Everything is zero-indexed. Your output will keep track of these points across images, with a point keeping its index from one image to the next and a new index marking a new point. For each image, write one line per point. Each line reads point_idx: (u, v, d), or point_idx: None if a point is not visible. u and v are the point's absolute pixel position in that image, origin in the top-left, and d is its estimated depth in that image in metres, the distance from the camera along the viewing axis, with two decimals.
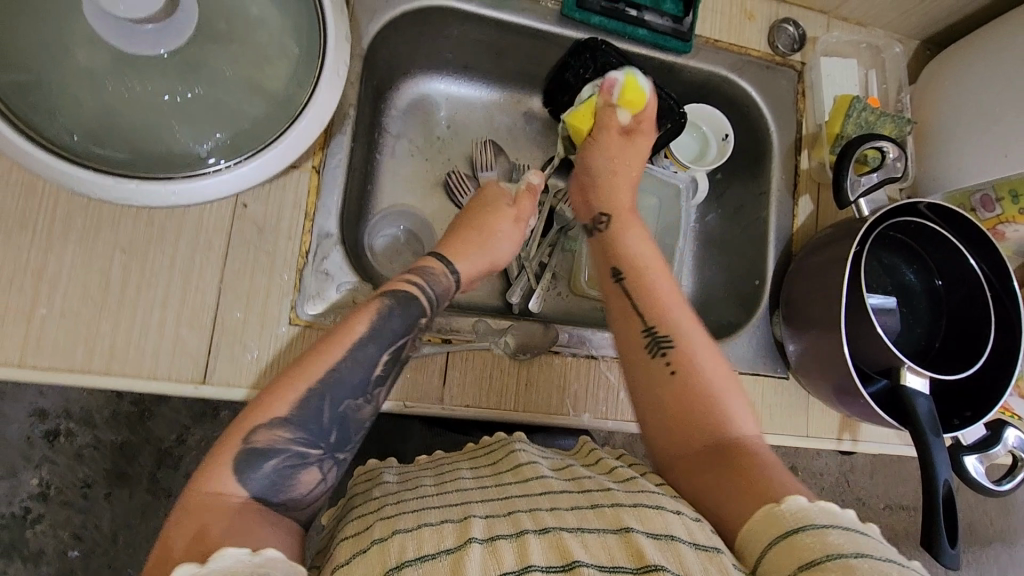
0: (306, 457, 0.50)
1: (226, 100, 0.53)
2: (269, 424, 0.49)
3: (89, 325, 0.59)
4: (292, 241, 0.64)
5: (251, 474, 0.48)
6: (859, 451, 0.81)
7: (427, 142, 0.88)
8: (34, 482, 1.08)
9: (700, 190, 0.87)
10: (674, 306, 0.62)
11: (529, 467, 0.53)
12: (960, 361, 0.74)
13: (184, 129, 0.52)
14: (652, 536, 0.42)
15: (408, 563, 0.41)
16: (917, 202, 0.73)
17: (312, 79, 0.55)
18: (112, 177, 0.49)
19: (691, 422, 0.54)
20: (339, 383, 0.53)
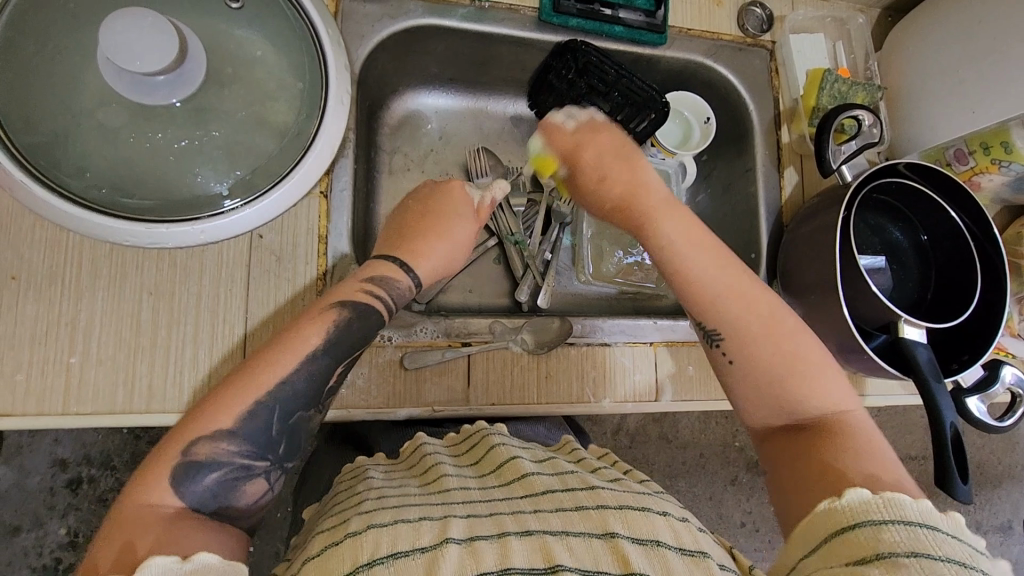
0: (252, 469, 0.52)
1: (239, 138, 0.56)
2: (212, 435, 0.51)
3: (125, 367, 0.61)
4: (309, 264, 0.67)
5: (191, 485, 0.49)
6: (867, 405, 0.84)
7: (422, 155, 0.91)
8: (62, 531, 1.10)
9: (690, 173, 0.91)
10: (723, 293, 0.62)
11: (512, 465, 0.56)
12: (950, 310, 0.78)
13: (204, 172, 0.55)
14: (638, 543, 0.45)
15: (379, 560, 0.43)
16: (896, 163, 0.77)
17: (318, 113, 0.60)
18: (142, 225, 0.54)
19: (766, 404, 0.58)
20: (290, 396, 0.54)
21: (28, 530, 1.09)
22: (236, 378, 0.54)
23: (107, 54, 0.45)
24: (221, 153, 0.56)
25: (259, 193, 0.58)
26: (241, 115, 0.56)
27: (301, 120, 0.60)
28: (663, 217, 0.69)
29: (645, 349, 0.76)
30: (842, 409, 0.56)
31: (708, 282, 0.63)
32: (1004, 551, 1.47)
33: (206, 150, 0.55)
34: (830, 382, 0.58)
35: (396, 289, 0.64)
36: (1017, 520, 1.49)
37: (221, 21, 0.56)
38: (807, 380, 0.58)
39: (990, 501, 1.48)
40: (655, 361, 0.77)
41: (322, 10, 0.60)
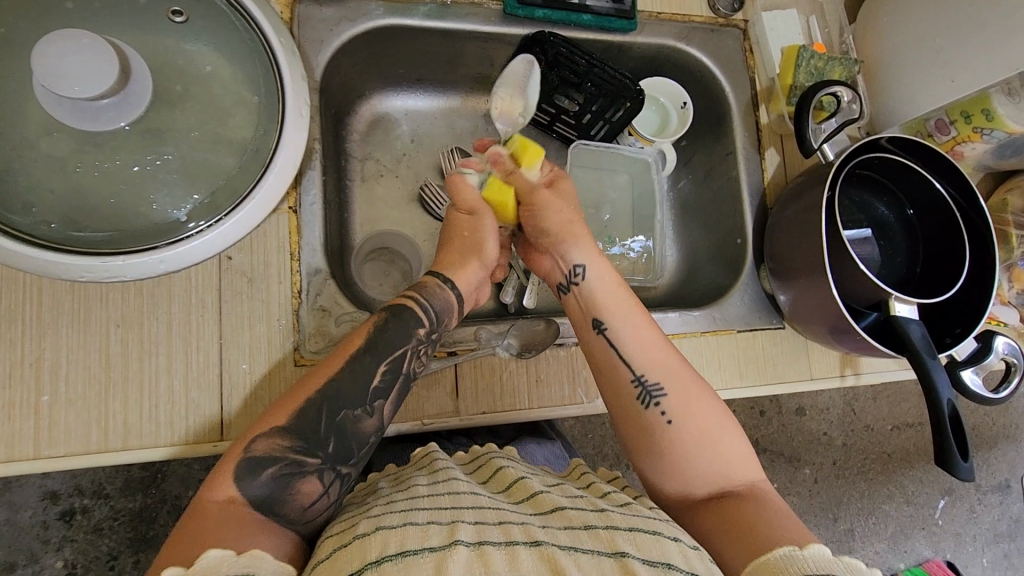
0: (305, 466, 0.54)
1: (197, 159, 0.54)
2: (268, 433, 0.54)
3: (97, 405, 0.59)
4: (283, 284, 0.64)
5: (248, 481, 0.52)
6: (863, 383, 0.83)
7: (395, 159, 0.88)
8: (59, 564, 1.07)
9: (669, 161, 0.89)
10: (662, 354, 0.64)
11: (523, 483, 0.56)
12: (940, 287, 0.77)
13: (161, 198, 0.53)
14: (647, 563, 0.44)
15: (388, 557, 0.42)
16: (878, 138, 0.76)
17: (277, 126, 0.57)
18: (100, 258, 0.51)
19: (690, 470, 0.60)
20: (337, 394, 0.57)
21: (24, 566, 1.06)
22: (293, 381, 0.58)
23: (41, 81, 0.43)
24: (178, 176, 0.53)
25: (221, 215, 0.54)
26: (196, 136, 0.54)
27: (260, 135, 0.57)
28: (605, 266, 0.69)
29: None
30: (748, 472, 0.61)
31: (649, 345, 0.64)
32: (1004, 510, 1.49)
33: (160, 175, 0.52)
34: (739, 448, 0.62)
35: (439, 291, 0.65)
36: (1014, 479, 1.50)
37: (166, 37, 0.53)
38: (722, 443, 0.61)
39: (988, 463, 1.49)
40: None
41: (275, 18, 0.57)
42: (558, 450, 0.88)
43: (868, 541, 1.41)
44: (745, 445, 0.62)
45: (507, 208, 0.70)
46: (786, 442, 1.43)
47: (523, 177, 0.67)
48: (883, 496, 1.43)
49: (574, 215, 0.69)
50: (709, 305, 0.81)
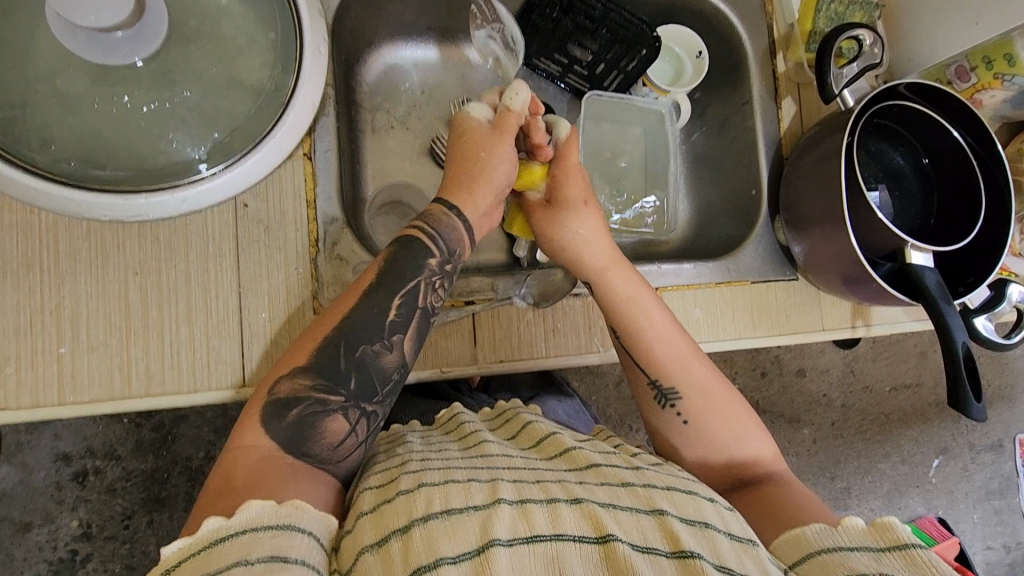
0: (328, 406, 0.55)
1: (214, 96, 0.53)
2: (289, 375, 0.55)
3: (119, 351, 0.59)
4: (299, 232, 0.64)
5: (276, 422, 0.53)
6: (873, 334, 0.84)
7: (404, 111, 0.86)
8: (74, 524, 1.09)
9: (683, 111, 0.88)
10: (678, 354, 0.65)
11: (554, 440, 0.56)
12: (957, 232, 0.77)
13: (179, 136, 0.52)
14: (686, 523, 0.45)
15: (433, 515, 0.43)
16: (896, 85, 0.75)
17: (293, 65, 0.56)
18: (119, 196, 0.50)
19: (713, 466, 0.62)
20: (353, 330, 0.58)
21: (39, 526, 1.08)
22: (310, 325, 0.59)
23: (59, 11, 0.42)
24: (195, 115, 0.52)
25: (240, 155, 0.54)
26: (212, 73, 0.53)
27: (276, 74, 0.56)
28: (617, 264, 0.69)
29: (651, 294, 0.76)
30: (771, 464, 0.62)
31: (665, 348, 0.65)
32: (996, 468, 1.52)
33: (178, 112, 0.52)
34: (760, 442, 0.63)
35: (450, 224, 0.65)
36: (1008, 438, 1.53)
37: None
38: (743, 439, 0.62)
39: (983, 423, 1.52)
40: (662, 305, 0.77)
41: None
42: (577, 407, 0.90)
43: (863, 498, 1.45)
44: (765, 438, 0.64)
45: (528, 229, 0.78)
46: (786, 404, 1.45)
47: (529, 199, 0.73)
48: (880, 455, 1.46)
49: (575, 226, 0.70)
50: (723, 257, 0.81)
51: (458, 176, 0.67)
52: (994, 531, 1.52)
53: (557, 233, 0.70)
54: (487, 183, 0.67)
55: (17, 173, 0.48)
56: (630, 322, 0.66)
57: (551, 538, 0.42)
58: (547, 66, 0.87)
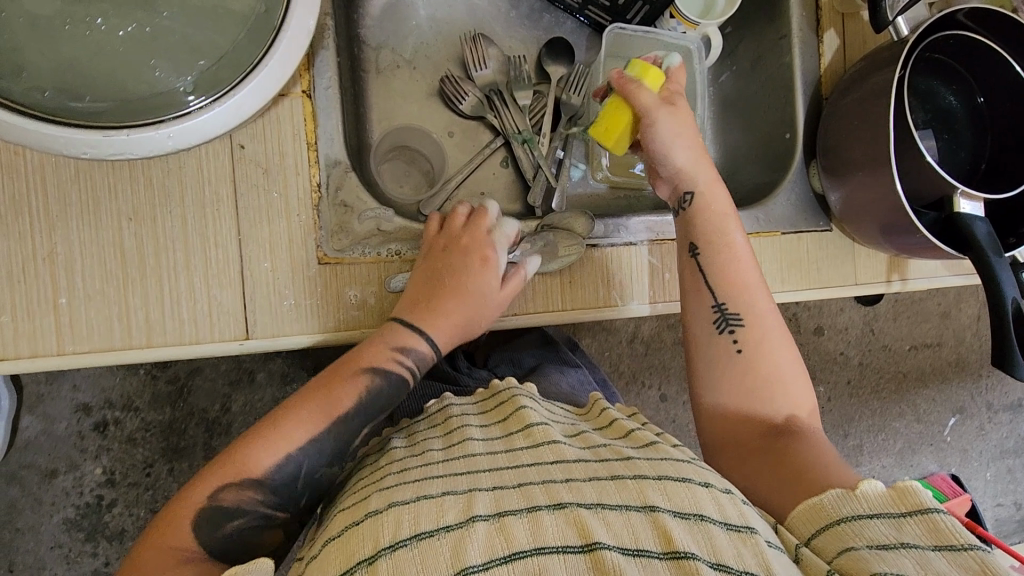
0: (271, 519, 0.53)
1: (200, 23, 0.49)
2: (238, 484, 0.52)
3: (116, 302, 0.56)
4: (301, 176, 0.60)
5: (211, 532, 0.51)
6: (908, 290, 0.79)
7: (412, 47, 0.81)
8: (98, 471, 1.11)
9: (714, 48, 0.81)
10: (752, 287, 0.66)
11: (540, 430, 0.54)
12: (1010, 178, 0.71)
13: (164, 65, 0.48)
14: (679, 517, 0.43)
15: (401, 542, 0.41)
16: (955, 12, 0.68)
17: None
18: (100, 132, 0.46)
19: (751, 404, 0.62)
20: (314, 453, 0.55)
21: (64, 472, 1.10)
22: (265, 425, 0.55)
23: None
24: (180, 42, 0.48)
25: (231, 85, 0.49)
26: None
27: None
28: (718, 191, 0.69)
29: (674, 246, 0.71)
30: (803, 417, 0.62)
31: (742, 272, 0.66)
32: (1012, 428, 1.49)
33: (162, 37, 0.47)
34: (802, 393, 0.63)
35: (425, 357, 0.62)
36: None
37: None
38: (788, 386, 0.63)
39: (1002, 382, 1.48)
40: None
41: None
42: (582, 376, 0.87)
43: (875, 455, 1.43)
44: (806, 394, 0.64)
45: (626, 129, 0.70)
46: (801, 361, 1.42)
47: (650, 92, 0.68)
48: (895, 414, 1.44)
49: (691, 129, 0.69)
50: (751, 206, 0.76)
51: (434, 294, 0.62)
52: (1007, 488, 1.50)
53: (679, 127, 0.68)
54: (460, 294, 0.63)
55: None
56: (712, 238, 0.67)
57: (532, 552, 0.40)
58: None
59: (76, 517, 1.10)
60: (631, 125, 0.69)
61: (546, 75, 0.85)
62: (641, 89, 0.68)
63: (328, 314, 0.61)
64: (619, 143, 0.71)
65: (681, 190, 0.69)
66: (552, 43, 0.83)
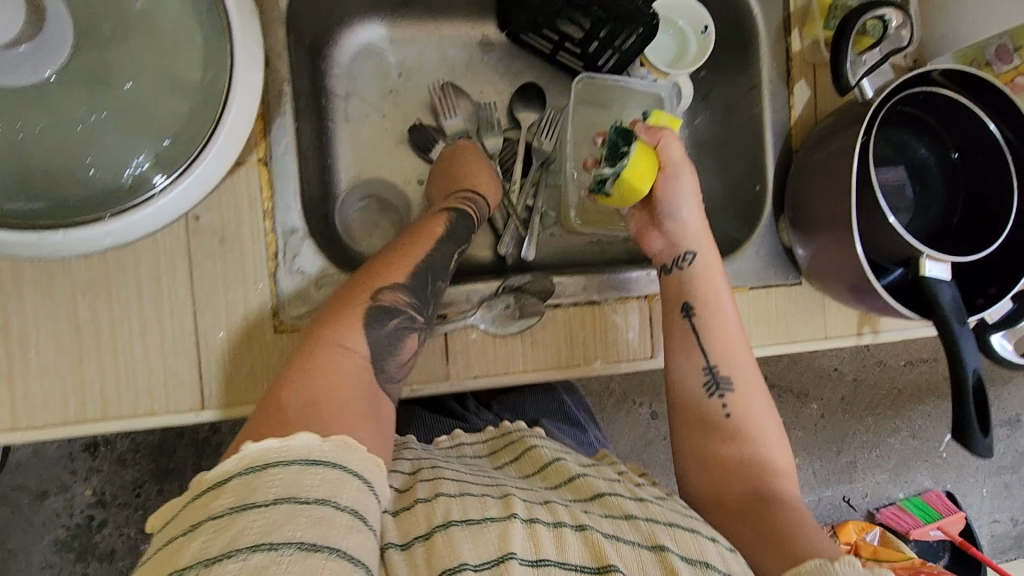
0: (414, 322, 0.60)
1: (136, 116, 0.47)
2: (391, 288, 0.59)
3: (71, 376, 0.56)
4: (256, 245, 0.60)
5: (376, 328, 0.57)
6: (881, 341, 0.78)
7: (381, 96, 0.80)
8: (88, 492, 1.10)
9: (685, 96, 0.80)
10: (741, 352, 0.66)
11: (557, 469, 0.57)
12: (978, 241, 0.69)
13: (100, 162, 0.46)
14: (687, 561, 0.45)
15: (454, 522, 0.45)
16: (931, 70, 0.67)
17: (225, 71, 0.49)
18: (33, 232, 0.43)
19: (735, 466, 0.61)
20: (435, 266, 0.64)
21: (56, 493, 1.09)
22: (388, 257, 0.62)
23: None
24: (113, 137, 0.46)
25: (184, 165, 0.48)
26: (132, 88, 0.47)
27: (206, 86, 0.49)
28: (715, 256, 0.69)
29: (639, 303, 0.70)
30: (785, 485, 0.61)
31: (731, 335, 0.66)
32: (1010, 442, 1.46)
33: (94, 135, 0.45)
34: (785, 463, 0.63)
35: (481, 202, 0.73)
36: None
37: None
38: (772, 454, 0.62)
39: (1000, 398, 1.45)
40: (650, 317, 0.71)
41: None
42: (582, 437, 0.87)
43: (869, 471, 1.40)
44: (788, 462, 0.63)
45: (651, 177, 0.68)
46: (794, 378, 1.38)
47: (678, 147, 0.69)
48: (889, 429, 1.41)
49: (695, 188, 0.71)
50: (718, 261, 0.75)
51: (469, 167, 0.75)
52: (1002, 503, 1.48)
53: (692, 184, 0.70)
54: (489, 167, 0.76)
55: None
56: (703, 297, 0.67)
57: (555, 563, 0.43)
58: (536, 42, 0.81)
59: (67, 538, 1.10)
60: (655, 174, 0.68)
61: (516, 121, 0.84)
62: (672, 141, 0.68)
63: None
64: (639, 192, 0.68)
65: (680, 249, 0.69)
66: (521, 89, 0.83)
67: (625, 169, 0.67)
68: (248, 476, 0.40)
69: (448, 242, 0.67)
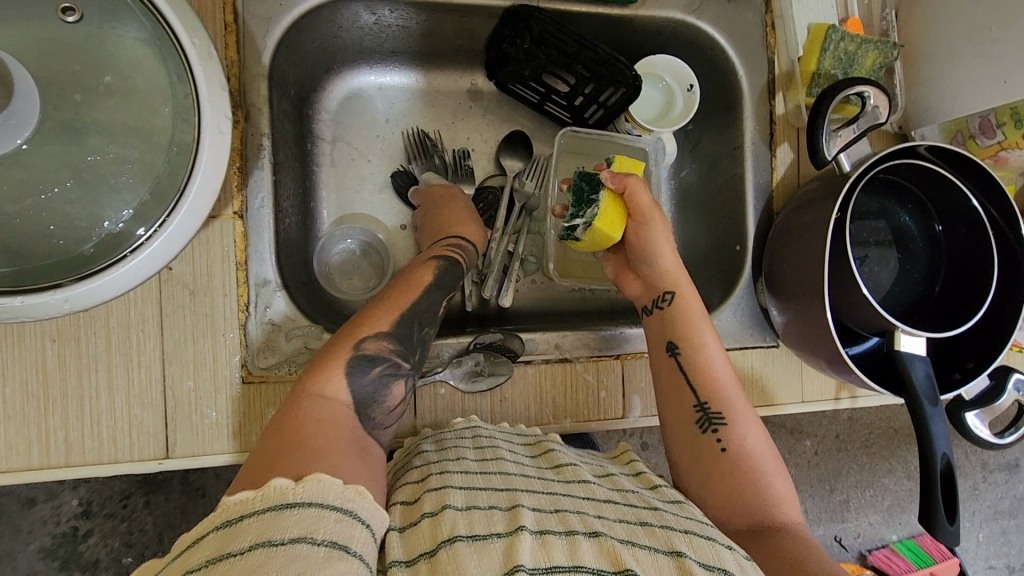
0: (399, 370, 0.59)
1: (101, 185, 0.47)
2: (377, 335, 0.59)
3: (38, 422, 0.57)
4: (228, 296, 0.61)
5: (361, 376, 0.56)
6: (859, 405, 0.78)
7: (367, 140, 0.81)
8: (75, 502, 1.06)
9: (669, 151, 0.80)
10: (731, 385, 0.64)
11: (571, 468, 0.56)
12: (956, 316, 0.68)
13: (65, 230, 0.46)
14: (704, 565, 0.44)
15: (460, 537, 0.43)
16: (915, 145, 0.66)
17: (192, 132, 0.48)
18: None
19: (738, 501, 0.59)
20: (422, 312, 0.64)
21: (43, 501, 1.05)
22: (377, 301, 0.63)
23: None
24: (76, 206, 0.46)
25: (159, 220, 0.47)
26: (98, 159, 0.47)
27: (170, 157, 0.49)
28: (695, 296, 0.68)
29: (610, 363, 0.70)
30: (790, 518, 0.58)
31: (718, 371, 0.64)
32: (1008, 488, 1.40)
33: (57, 204, 0.46)
34: (789, 496, 0.60)
35: (469, 248, 0.73)
36: None
37: (60, 43, 0.46)
38: (775, 488, 0.60)
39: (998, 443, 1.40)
40: (623, 377, 0.70)
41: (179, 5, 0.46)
42: None
43: (862, 512, 1.32)
44: (788, 486, 0.61)
45: (622, 224, 0.69)
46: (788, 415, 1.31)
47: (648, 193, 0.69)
48: (884, 470, 1.33)
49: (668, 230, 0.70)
50: None
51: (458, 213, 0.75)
52: (999, 550, 1.39)
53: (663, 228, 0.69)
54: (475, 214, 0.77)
55: None
56: (688, 336, 0.65)
57: (570, 568, 0.42)
58: (524, 93, 0.80)
59: (52, 546, 1.05)
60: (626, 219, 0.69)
61: (501, 168, 0.84)
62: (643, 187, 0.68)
63: (251, 432, 0.61)
64: (612, 238, 0.69)
65: (659, 289, 0.68)
66: (508, 137, 0.83)
67: (594, 219, 0.67)
68: (223, 531, 0.38)
69: (437, 289, 0.67)
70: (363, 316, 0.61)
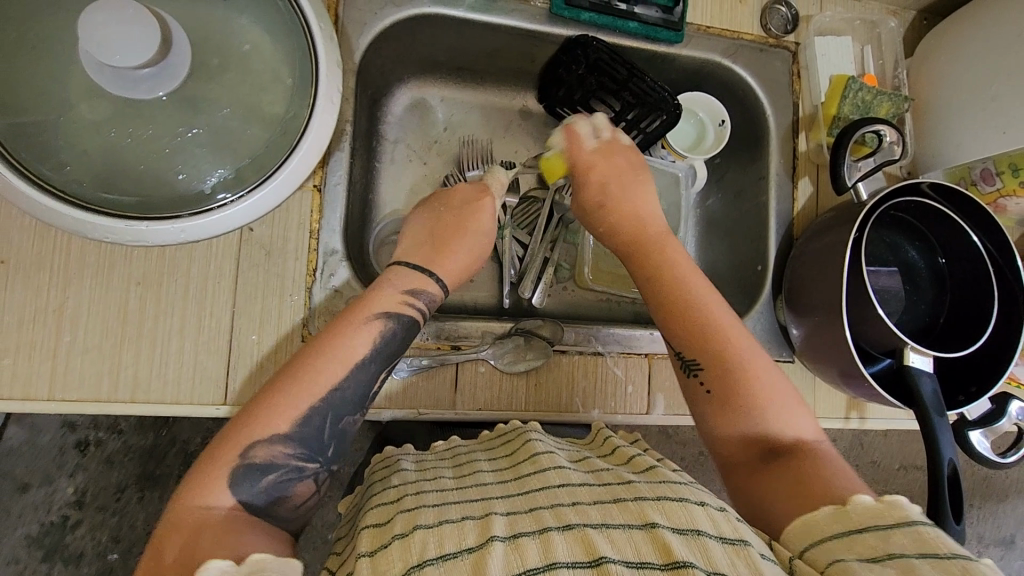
0: (304, 470, 0.53)
1: (226, 135, 0.54)
2: (269, 439, 0.52)
3: (110, 358, 0.61)
4: (299, 261, 0.66)
5: (249, 486, 0.50)
6: (868, 427, 0.82)
7: (425, 144, 0.88)
8: (70, 490, 1.05)
9: (699, 178, 0.88)
10: (705, 323, 0.63)
11: (545, 457, 0.57)
12: (966, 340, 0.74)
13: (191, 171, 0.53)
14: (677, 532, 0.45)
15: (429, 562, 0.44)
16: (919, 182, 0.74)
17: (307, 102, 0.56)
18: (122, 220, 0.49)
19: (739, 433, 0.58)
20: (339, 402, 0.56)
21: (38, 487, 1.04)
22: (282, 385, 0.55)
23: (84, 47, 0.43)
24: (205, 150, 0.53)
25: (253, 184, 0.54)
26: (228, 113, 0.54)
27: (284, 123, 0.56)
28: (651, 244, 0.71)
29: (639, 360, 0.75)
30: (804, 439, 0.57)
31: (688, 313, 0.64)
32: (1004, 564, 1.40)
33: (186, 149, 0.52)
34: (797, 416, 0.59)
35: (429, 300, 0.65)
36: (1020, 536, 1.41)
37: (211, 14, 0.54)
38: (777, 413, 0.58)
39: (994, 516, 1.41)
40: (649, 374, 0.75)
41: None
42: None
43: None
44: (805, 413, 0.60)
45: None
46: None
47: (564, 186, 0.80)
48: None
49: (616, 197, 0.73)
50: None
51: (439, 250, 0.68)
52: None
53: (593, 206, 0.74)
54: (470, 241, 0.70)
55: (39, 196, 0.47)
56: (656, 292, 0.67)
57: (542, 569, 0.42)
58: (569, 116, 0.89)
59: (38, 535, 1.03)
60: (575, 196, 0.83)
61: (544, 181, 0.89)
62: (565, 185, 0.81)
63: None
64: None
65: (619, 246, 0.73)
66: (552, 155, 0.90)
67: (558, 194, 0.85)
68: None
69: (373, 363, 0.59)
70: (260, 406, 0.54)
